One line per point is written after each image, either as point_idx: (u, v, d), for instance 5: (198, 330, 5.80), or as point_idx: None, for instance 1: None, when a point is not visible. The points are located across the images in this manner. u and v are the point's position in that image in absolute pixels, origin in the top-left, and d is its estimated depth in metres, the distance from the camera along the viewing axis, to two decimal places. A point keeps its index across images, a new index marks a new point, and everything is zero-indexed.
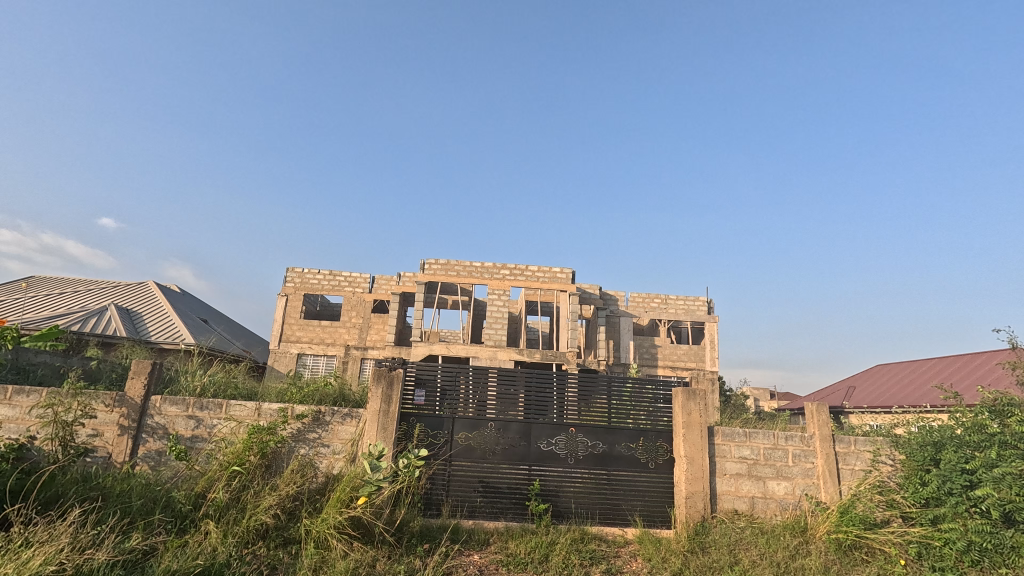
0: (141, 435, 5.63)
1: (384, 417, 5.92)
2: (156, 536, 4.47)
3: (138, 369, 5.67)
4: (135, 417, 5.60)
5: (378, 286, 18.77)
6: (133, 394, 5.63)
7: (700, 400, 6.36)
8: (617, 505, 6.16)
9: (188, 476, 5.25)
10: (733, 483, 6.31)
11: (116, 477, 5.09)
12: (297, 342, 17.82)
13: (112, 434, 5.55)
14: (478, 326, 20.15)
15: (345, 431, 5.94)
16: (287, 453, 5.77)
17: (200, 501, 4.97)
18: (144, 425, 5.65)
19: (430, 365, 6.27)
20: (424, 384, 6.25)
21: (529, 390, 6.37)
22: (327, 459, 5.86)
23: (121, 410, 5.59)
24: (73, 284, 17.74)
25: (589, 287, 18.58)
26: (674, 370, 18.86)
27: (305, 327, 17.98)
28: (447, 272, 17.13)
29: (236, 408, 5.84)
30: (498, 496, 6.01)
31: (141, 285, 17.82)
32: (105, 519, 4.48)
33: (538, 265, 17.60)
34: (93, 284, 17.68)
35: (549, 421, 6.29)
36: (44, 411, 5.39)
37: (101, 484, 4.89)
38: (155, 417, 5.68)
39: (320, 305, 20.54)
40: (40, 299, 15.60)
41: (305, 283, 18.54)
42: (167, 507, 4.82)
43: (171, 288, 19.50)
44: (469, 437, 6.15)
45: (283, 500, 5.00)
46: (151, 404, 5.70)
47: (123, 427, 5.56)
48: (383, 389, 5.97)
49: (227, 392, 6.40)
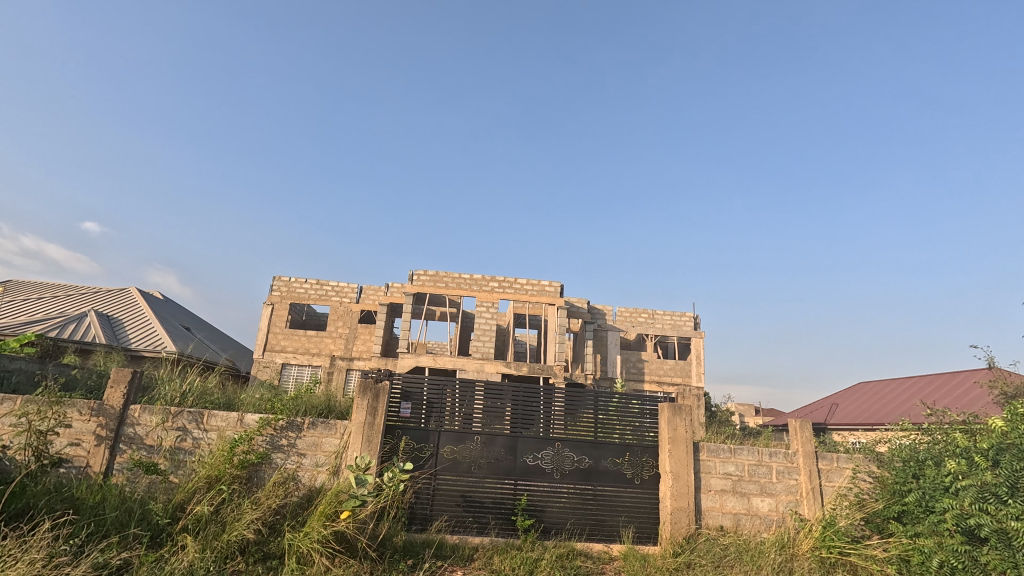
0: (119, 445, 5.49)
1: (369, 429, 5.85)
2: (131, 550, 4.33)
3: (118, 377, 5.55)
4: (113, 427, 5.47)
5: (366, 296, 18.71)
6: (112, 403, 5.50)
7: (685, 415, 6.39)
8: (603, 520, 6.14)
9: (165, 490, 5.13)
10: (717, 499, 6.33)
11: (91, 490, 4.95)
12: (281, 352, 17.57)
13: (89, 444, 5.41)
14: (466, 338, 20.10)
15: (329, 443, 5.85)
16: (269, 465, 5.68)
17: (178, 514, 4.86)
18: (122, 435, 5.52)
19: (415, 378, 6.23)
20: (410, 397, 6.21)
21: (515, 404, 6.35)
22: (310, 471, 5.77)
23: (99, 419, 5.45)
24: (52, 289, 17.34)
25: (578, 301, 18.75)
26: (660, 385, 18.92)
27: (290, 336, 17.75)
28: (436, 283, 17.24)
29: (217, 418, 5.72)
30: (483, 511, 5.96)
31: (124, 291, 17.51)
32: (78, 532, 4.35)
33: (527, 278, 17.75)
34: (72, 290, 17.32)
35: (534, 435, 6.27)
36: (18, 419, 5.26)
37: (75, 496, 4.78)
38: (134, 426, 5.55)
39: (307, 315, 20.32)
40: (16, 304, 15.21)
41: (292, 292, 18.36)
42: (144, 520, 4.71)
43: (154, 294, 19.17)
44: (455, 451, 6.10)
45: (264, 514, 4.90)
46: (130, 413, 5.57)
47: (100, 436, 5.42)
48: (368, 401, 5.90)
49: (207, 402, 6.30)
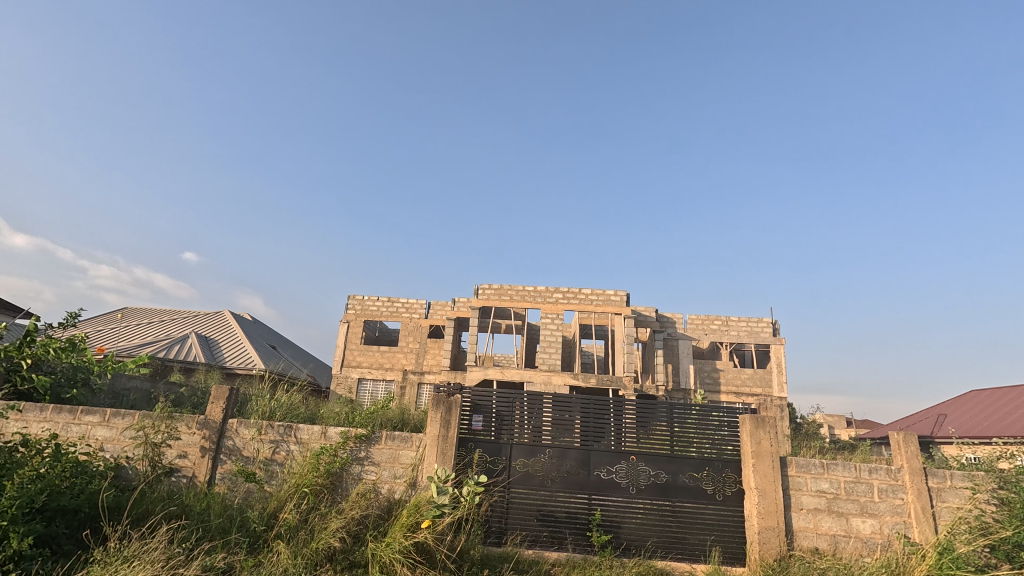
0: (220, 456, 5.96)
1: (443, 442, 5.98)
2: (233, 554, 4.66)
3: (218, 394, 6.06)
4: (215, 439, 5.96)
5: (434, 312, 19.26)
6: (213, 417, 6.00)
7: (770, 428, 6.01)
8: (684, 538, 5.88)
9: (260, 499, 5.52)
10: (811, 518, 5.88)
11: (198, 498, 5.41)
12: (357, 367, 18.41)
13: (195, 455, 5.91)
14: (532, 351, 20.12)
15: (406, 456, 6.04)
16: (352, 476, 5.95)
17: (272, 522, 5.20)
18: (222, 447, 5.99)
19: (485, 391, 6.32)
20: (481, 410, 6.29)
21: (585, 417, 6.26)
22: (388, 483, 5.97)
23: (203, 432, 5.96)
24: (159, 314, 19.28)
25: (645, 310, 18.27)
26: (738, 396, 17.94)
27: (365, 352, 18.58)
28: (500, 296, 17.47)
29: (305, 430, 6.08)
30: (558, 526, 5.89)
31: (219, 314, 19.14)
32: (189, 536, 4.76)
33: (592, 288, 17.60)
34: (176, 314, 19.16)
35: (606, 448, 6.14)
36: (137, 432, 5.88)
37: (184, 502, 5.26)
38: (232, 439, 6.02)
39: (379, 331, 21.19)
40: (131, 328, 17.03)
41: (366, 309, 19.26)
42: (243, 527, 5.08)
43: (244, 316, 20.79)
44: (527, 464, 6.10)
45: (348, 524, 5.13)
46: (229, 426, 6.06)
47: (204, 448, 5.91)
48: (441, 414, 6.05)
49: (293, 416, 6.72)
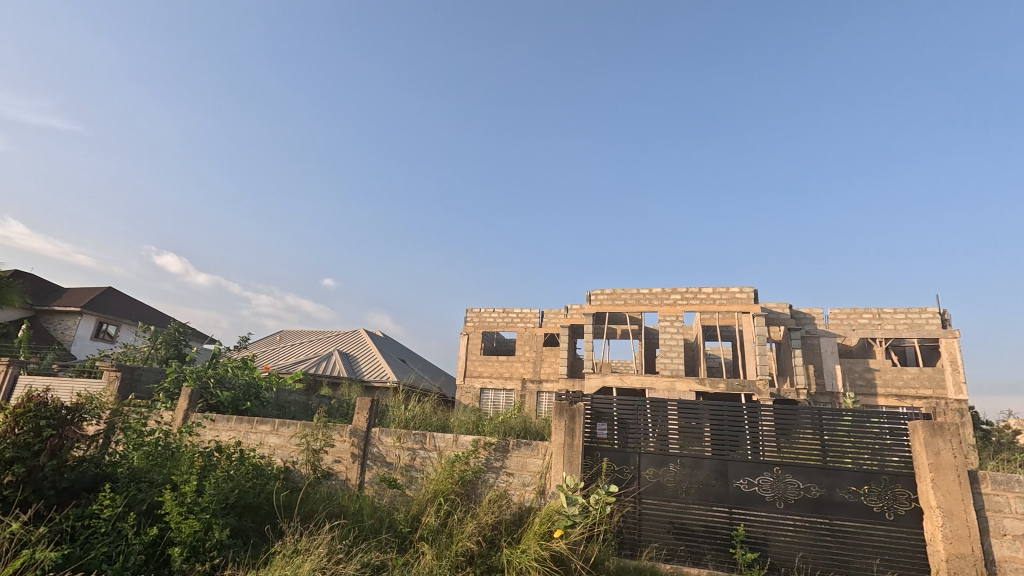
0: (367, 462, 6.55)
1: (569, 450, 5.96)
2: (386, 553, 5.07)
3: (361, 405, 6.68)
4: (362, 446, 6.56)
5: (548, 320, 19.44)
6: (359, 426, 6.62)
7: (950, 437, 5.12)
8: (847, 561, 5.21)
9: (404, 502, 5.96)
10: (1019, 547, 4.87)
11: (352, 500, 5.98)
12: (479, 377, 19.16)
13: (347, 460, 6.56)
14: (651, 355, 19.37)
15: (533, 464, 6.12)
16: (484, 483, 6.18)
17: (416, 525, 5.57)
18: (369, 453, 6.58)
19: (607, 399, 6.19)
20: (604, 417, 6.18)
21: (718, 424, 5.85)
22: (519, 490, 6.10)
23: (352, 439, 6.60)
24: (309, 334, 21.86)
25: (777, 306, 16.65)
26: (901, 400, 15.58)
27: (485, 363, 19.30)
28: (614, 301, 17.12)
29: (438, 439, 6.45)
30: (696, 540, 5.56)
31: (356, 332, 21.18)
32: (348, 534, 5.28)
33: (713, 287, 16.48)
34: (322, 334, 21.58)
35: (745, 458, 5.68)
36: (300, 440, 6.69)
37: (341, 504, 5.86)
38: (376, 446, 6.58)
39: (497, 341, 21.89)
40: (287, 348, 19.51)
41: (483, 321, 20.03)
42: (391, 528, 5.52)
43: (377, 333, 22.75)
44: (657, 474, 5.85)
45: (483, 529, 5.33)
46: (373, 434, 6.63)
47: (354, 454, 6.55)
48: (565, 422, 6.04)
49: (427, 425, 7.18)
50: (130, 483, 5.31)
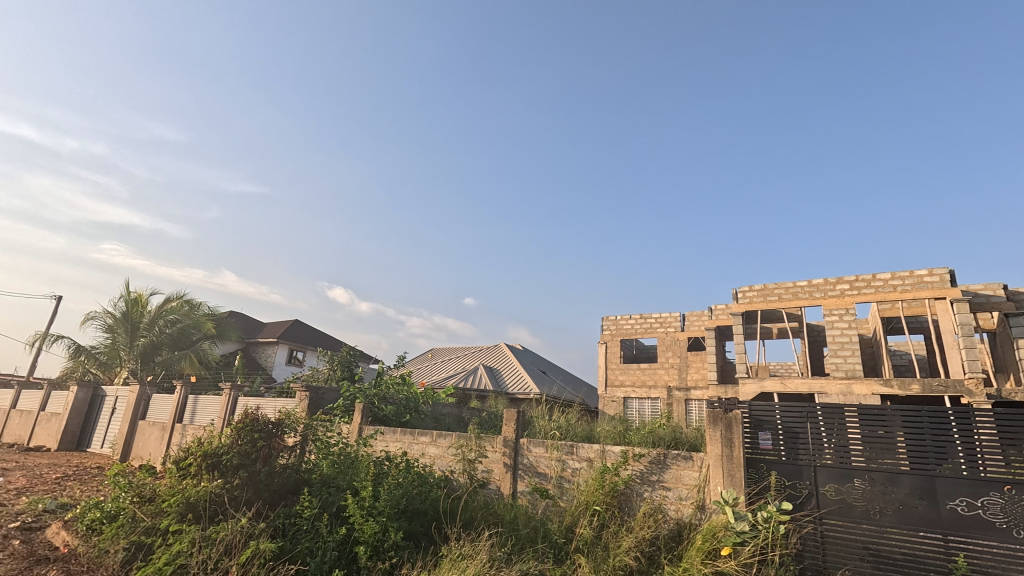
0: (518, 472, 6.75)
1: (729, 462, 5.46)
2: (543, 563, 5.14)
3: (508, 416, 6.92)
4: (513, 456, 6.79)
5: (691, 323, 18.31)
6: (508, 437, 6.87)
7: None
8: None
9: (557, 513, 6.00)
10: None
11: (507, 509, 6.20)
12: (621, 387, 18.69)
13: (500, 470, 6.84)
14: (819, 356, 17.10)
15: (689, 476, 5.74)
16: (636, 496, 5.96)
17: (571, 536, 5.57)
18: (519, 463, 6.77)
19: (768, 405, 5.59)
20: (766, 426, 5.58)
21: (915, 433, 4.94)
22: (675, 504, 5.73)
23: (503, 450, 6.87)
24: (456, 351, 23.38)
25: (985, 289, 13.59)
26: None
27: (626, 371, 18.77)
28: (766, 297, 15.55)
29: (585, 449, 6.40)
30: (900, 571, 4.70)
31: (497, 347, 22.13)
32: (507, 542, 5.47)
33: (893, 272, 14.04)
34: (467, 350, 22.92)
35: (958, 474, 4.69)
36: (456, 450, 7.15)
37: (498, 512, 6.11)
38: (526, 456, 6.74)
39: (637, 349, 21.20)
40: (438, 365, 21.09)
41: (620, 329, 19.56)
42: (547, 538, 5.58)
43: (517, 346, 23.51)
44: (840, 490, 5.10)
45: (640, 544, 5.13)
46: (521, 445, 6.82)
47: (506, 464, 6.80)
48: (722, 431, 5.56)
49: (573, 436, 7.19)
50: (323, 487, 6.14)
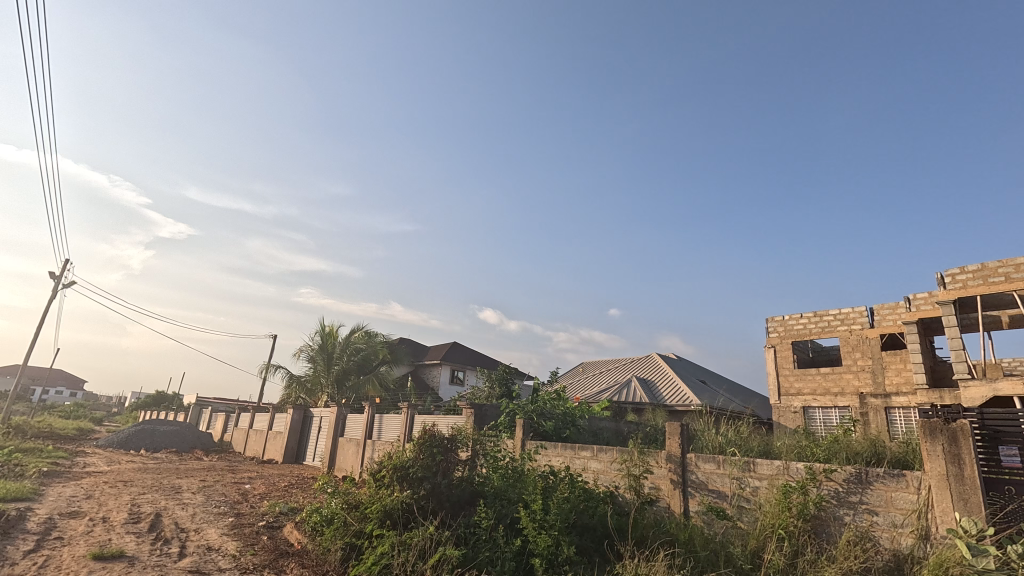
0: (689, 489, 6.39)
1: (959, 483, 4.49)
2: None
3: (671, 430, 6.62)
4: (680, 473, 6.46)
5: (882, 318, 15.65)
6: (673, 452, 6.57)
7: None
8: None
9: (738, 536, 5.54)
10: None
11: (681, 528, 5.91)
12: (798, 395, 16.60)
13: (668, 487, 6.54)
14: None
15: (902, 500, 4.88)
16: (834, 520, 5.24)
17: (758, 562, 5.10)
18: (688, 480, 6.41)
19: (1008, 412, 4.52)
20: (1008, 439, 4.49)
21: None
22: (888, 532, 4.91)
23: (668, 465, 6.58)
24: (606, 364, 23.07)
25: None
26: None
27: (803, 378, 16.65)
28: (986, 279, 12.67)
29: (764, 466, 5.82)
30: None
31: (649, 358, 21.31)
32: (685, 564, 5.21)
33: None
34: (618, 362, 22.46)
35: None
36: (620, 466, 7.01)
37: (671, 531, 5.85)
38: (695, 473, 6.36)
39: (813, 351, 18.71)
40: (590, 379, 20.99)
41: (790, 330, 17.49)
42: (730, 563, 5.17)
43: (671, 355, 22.38)
44: None
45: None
46: (689, 461, 6.46)
47: (673, 481, 6.49)
48: (944, 445, 4.63)
49: (746, 451, 6.60)
50: (496, 499, 6.50)
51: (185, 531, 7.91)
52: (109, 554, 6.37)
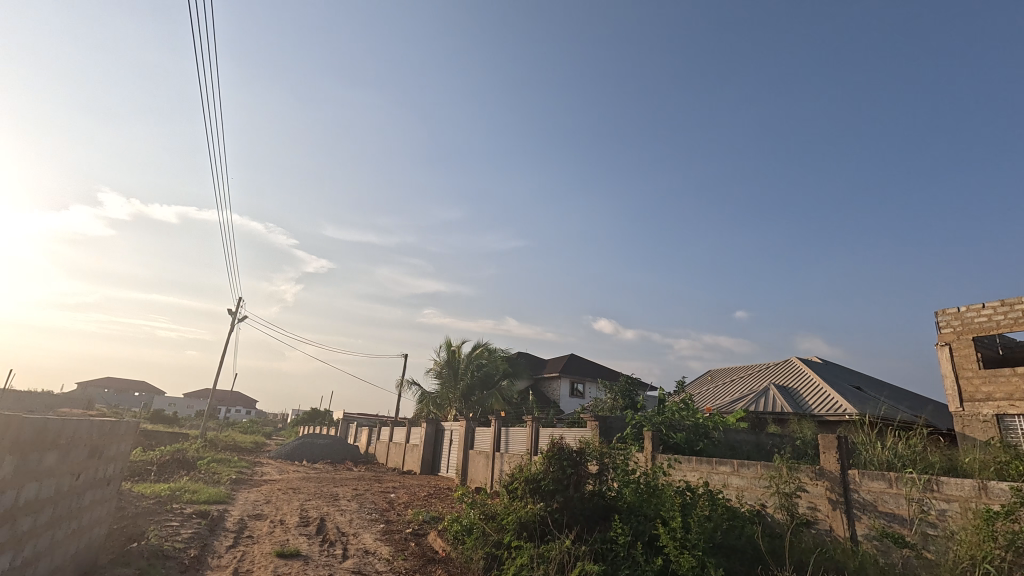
0: (854, 511, 5.63)
1: None
2: None
3: (826, 443, 5.94)
4: (841, 491, 5.73)
5: None
6: (830, 468, 5.87)
7: None
8: None
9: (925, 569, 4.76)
10: None
11: (848, 556, 5.22)
12: (988, 400, 13.89)
13: (827, 507, 5.83)
14: None
15: None
16: None
17: None
18: (852, 500, 5.66)
19: None
20: None
21: None
22: None
23: (826, 483, 5.88)
24: (738, 371, 21.39)
25: None
26: None
27: (994, 379, 13.92)
28: None
29: (952, 486, 4.95)
30: None
31: (788, 363, 19.35)
32: None
33: None
34: (752, 369, 20.70)
35: None
36: (766, 482, 6.42)
37: (836, 558, 5.21)
38: (860, 492, 5.61)
39: (1005, 347, 15.57)
40: (721, 387, 19.57)
41: (970, 323, 14.78)
42: None
43: (815, 358, 20.08)
44: None
45: None
46: (851, 478, 5.72)
47: (833, 500, 5.77)
48: None
49: (925, 468, 5.67)
50: (631, 515, 6.31)
51: (346, 535, 8.81)
52: (288, 552, 7.32)
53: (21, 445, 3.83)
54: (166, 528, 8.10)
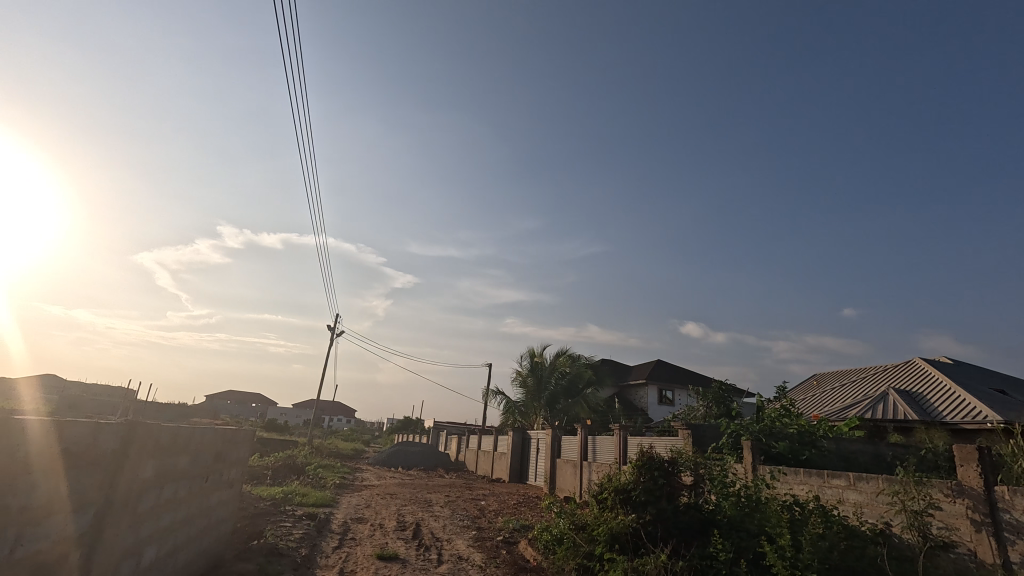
0: (1004, 534, 4.85)
1: None
2: None
3: (964, 456, 5.20)
4: (986, 511, 4.97)
5: None
6: (971, 484, 5.12)
7: None
8: None
9: None
10: None
11: None
12: None
13: (969, 529, 5.06)
14: None
15: None
16: None
17: None
18: (1001, 522, 4.89)
19: None
20: None
21: None
22: None
23: (965, 501, 5.13)
24: (849, 374, 19.43)
25: None
26: None
27: None
28: None
29: None
30: None
31: (910, 364, 17.24)
32: None
33: None
34: (866, 371, 18.69)
35: None
36: (889, 498, 5.72)
37: None
38: (1011, 513, 4.83)
39: None
40: (830, 393, 17.83)
41: None
42: None
43: (944, 359, 17.70)
44: None
45: None
46: (999, 496, 4.95)
47: (976, 521, 5.01)
48: None
49: None
50: (732, 531, 5.89)
51: (439, 540, 9.08)
52: (388, 555, 7.68)
53: (160, 449, 4.35)
54: (280, 528, 8.85)
